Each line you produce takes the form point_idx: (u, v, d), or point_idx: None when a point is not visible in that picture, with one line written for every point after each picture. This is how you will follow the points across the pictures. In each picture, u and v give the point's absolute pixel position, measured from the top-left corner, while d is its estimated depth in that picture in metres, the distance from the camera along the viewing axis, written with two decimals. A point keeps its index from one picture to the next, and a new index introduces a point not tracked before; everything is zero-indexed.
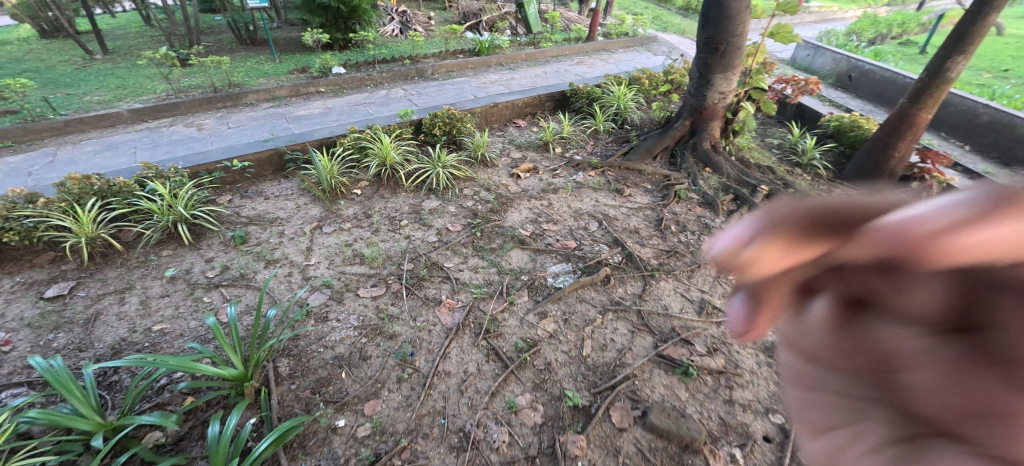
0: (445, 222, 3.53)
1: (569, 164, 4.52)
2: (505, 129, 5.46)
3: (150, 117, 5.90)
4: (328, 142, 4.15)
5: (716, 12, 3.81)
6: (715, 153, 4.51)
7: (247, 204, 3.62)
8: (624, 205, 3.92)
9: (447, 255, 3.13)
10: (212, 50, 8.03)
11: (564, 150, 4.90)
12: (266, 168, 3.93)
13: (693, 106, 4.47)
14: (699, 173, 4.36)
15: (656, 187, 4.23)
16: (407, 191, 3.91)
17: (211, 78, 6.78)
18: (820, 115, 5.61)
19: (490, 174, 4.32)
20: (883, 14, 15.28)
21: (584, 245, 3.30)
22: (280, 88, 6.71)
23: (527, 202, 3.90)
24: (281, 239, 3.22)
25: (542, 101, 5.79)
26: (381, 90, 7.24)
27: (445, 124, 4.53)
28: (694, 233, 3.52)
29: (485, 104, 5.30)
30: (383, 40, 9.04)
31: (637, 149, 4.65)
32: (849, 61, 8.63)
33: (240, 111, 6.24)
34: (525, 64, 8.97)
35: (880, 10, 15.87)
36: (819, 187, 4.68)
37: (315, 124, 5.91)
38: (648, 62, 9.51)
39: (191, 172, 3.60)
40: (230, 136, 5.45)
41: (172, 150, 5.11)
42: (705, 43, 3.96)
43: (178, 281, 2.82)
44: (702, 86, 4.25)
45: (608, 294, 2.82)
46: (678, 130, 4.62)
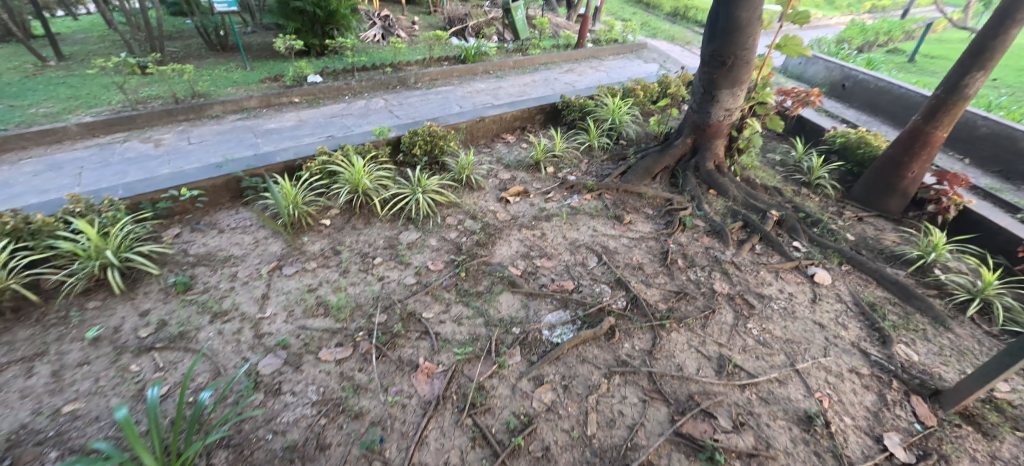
0: (426, 260, 3.12)
1: (563, 186, 4.15)
2: (493, 145, 5.08)
3: (101, 132, 5.39)
4: (294, 165, 3.74)
5: (723, 24, 3.43)
6: (719, 174, 4.16)
7: (197, 239, 3.20)
8: (625, 234, 3.55)
9: (426, 302, 2.73)
10: (178, 57, 7.50)
11: (556, 170, 4.52)
12: (222, 195, 3.53)
13: (695, 122, 4.11)
14: (704, 196, 4.00)
15: (658, 211, 3.87)
16: (383, 220, 3.50)
17: (174, 88, 6.28)
18: (823, 129, 5.30)
19: (476, 199, 3.93)
20: (868, 22, 15.25)
21: (582, 286, 2.92)
22: (249, 99, 6.23)
23: (518, 231, 3.51)
24: (233, 284, 2.80)
25: (532, 114, 5.42)
26: (360, 100, 6.80)
27: (426, 142, 4.13)
28: (703, 268, 3.16)
29: (470, 118, 4.90)
30: (363, 47, 8.59)
31: (635, 169, 4.30)
32: (843, 70, 8.42)
33: (204, 125, 5.77)
34: (513, 72, 8.61)
35: (864, 18, 15.89)
36: (829, 209, 4.36)
37: (287, 139, 5.47)
38: (640, 70, 9.22)
39: (131, 202, 3.15)
40: (190, 154, 4.98)
41: (124, 170, 4.63)
42: (711, 56, 3.59)
43: (104, 343, 2.37)
44: (705, 102, 3.89)
45: (613, 352, 2.43)
46: (679, 149, 4.26)
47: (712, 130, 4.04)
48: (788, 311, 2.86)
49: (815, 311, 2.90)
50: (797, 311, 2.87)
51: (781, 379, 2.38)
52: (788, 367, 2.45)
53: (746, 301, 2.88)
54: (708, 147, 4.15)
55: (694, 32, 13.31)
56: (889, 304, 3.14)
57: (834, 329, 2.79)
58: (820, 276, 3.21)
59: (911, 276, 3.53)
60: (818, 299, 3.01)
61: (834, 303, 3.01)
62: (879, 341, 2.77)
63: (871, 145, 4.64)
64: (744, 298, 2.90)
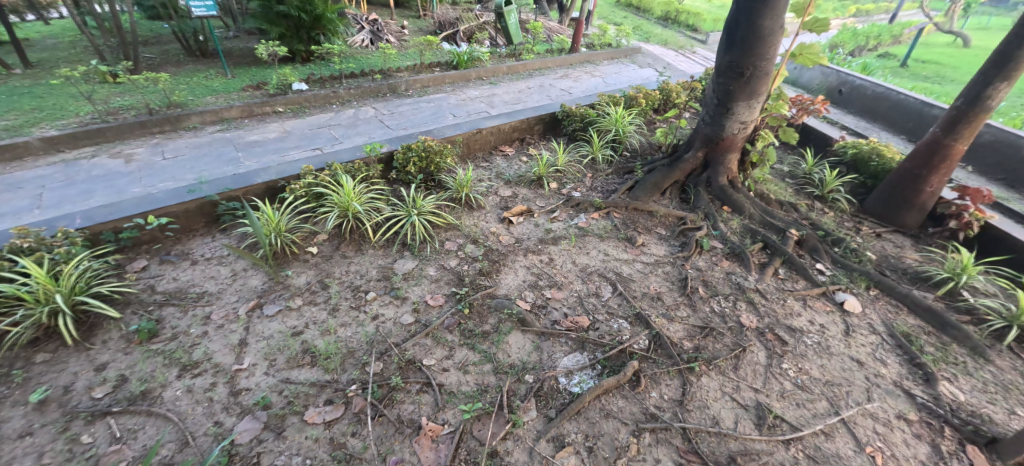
0: (423, 293, 2.84)
1: (568, 203, 3.88)
2: (491, 158, 4.79)
3: (67, 146, 5.03)
4: (276, 185, 3.45)
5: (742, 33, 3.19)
6: (732, 189, 3.91)
7: (166, 272, 2.92)
8: (639, 257, 3.29)
9: (426, 347, 2.44)
10: (154, 65, 7.12)
11: (560, 186, 4.26)
12: (196, 220, 3.25)
13: (706, 135, 3.86)
14: (718, 213, 3.75)
15: (671, 231, 3.61)
16: (376, 247, 3.21)
17: (149, 98, 5.91)
18: (831, 138, 5.02)
19: (477, 220, 3.65)
20: (857, 26, 15.25)
21: (598, 322, 2.65)
22: (229, 109, 5.87)
23: (523, 256, 3.23)
24: (206, 329, 2.53)
25: (531, 124, 5.16)
26: (348, 109, 6.49)
27: (421, 159, 3.84)
28: (727, 297, 2.89)
29: (467, 130, 4.62)
30: (351, 52, 8.26)
31: (643, 184, 4.05)
32: (840, 76, 8.27)
33: (180, 137, 5.42)
34: (507, 78, 8.35)
35: (851, 22, 15.93)
36: (846, 222, 4.10)
37: (270, 152, 5.14)
38: (636, 76, 9.03)
39: (91, 233, 2.86)
40: (164, 171, 4.65)
41: (90, 190, 4.30)
42: (727, 66, 3.34)
43: (51, 408, 2.07)
44: (717, 114, 3.64)
45: (640, 404, 2.17)
46: (689, 162, 4.02)
47: (725, 143, 3.78)
48: (823, 347, 2.60)
49: (849, 345, 2.65)
50: (832, 346, 2.62)
51: (827, 431, 2.13)
52: (833, 417, 2.19)
53: (778, 336, 2.62)
54: (721, 160, 3.89)
55: (686, 36, 13.21)
56: (924, 333, 2.90)
57: (873, 366, 2.54)
58: (850, 304, 2.95)
59: (941, 300, 3.27)
60: (852, 330, 2.76)
61: (869, 335, 2.76)
62: (922, 379, 2.53)
63: (885, 156, 4.32)
64: (776, 333, 2.63)
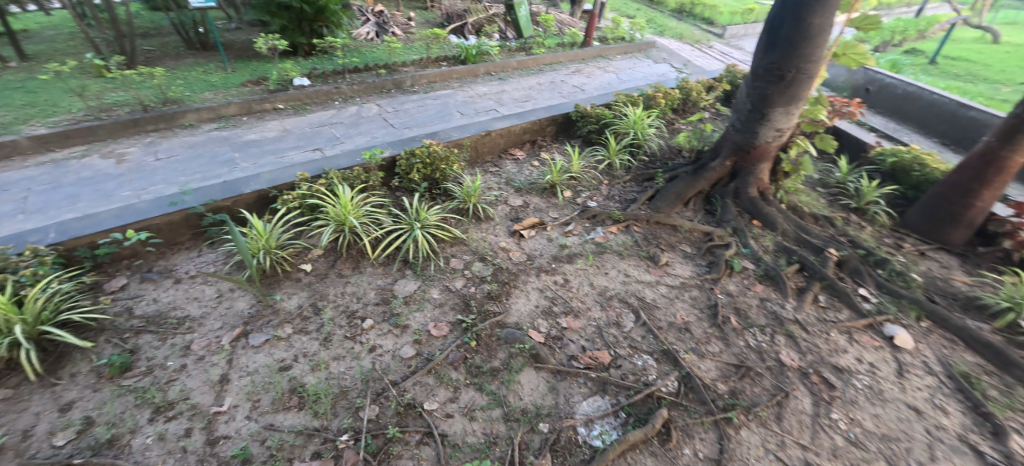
0: (426, 321, 2.58)
1: (584, 214, 3.60)
2: (500, 162, 4.50)
3: (57, 145, 4.83)
4: (267, 195, 3.22)
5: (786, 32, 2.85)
6: (763, 202, 3.59)
7: (146, 293, 2.70)
8: (662, 279, 3.00)
9: (427, 387, 2.19)
10: (153, 59, 6.90)
11: (574, 194, 3.97)
12: (181, 232, 3.02)
13: (736, 142, 3.54)
14: (747, 229, 3.44)
15: (696, 249, 3.31)
16: (375, 265, 2.95)
17: (145, 94, 5.68)
18: (865, 142, 4.59)
19: (485, 233, 3.38)
20: None
21: (620, 358, 2.37)
22: (227, 106, 5.63)
23: (535, 277, 2.96)
24: (184, 361, 2.30)
25: (543, 125, 4.86)
26: (351, 106, 6.24)
27: (425, 166, 3.58)
28: (764, 330, 2.59)
29: (475, 133, 4.34)
30: (355, 45, 7.97)
31: (664, 194, 3.75)
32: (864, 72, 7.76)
33: (175, 136, 5.21)
34: (517, 73, 8.03)
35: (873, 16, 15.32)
36: (887, 238, 3.75)
37: (267, 153, 4.92)
38: (651, 71, 8.67)
39: (64, 249, 2.65)
40: (155, 173, 4.49)
41: (77, 194, 4.11)
42: (765, 69, 3.01)
43: (7, 458, 1.88)
44: (750, 120, 3.31)
45: (671, 463, 1.90)
46: (716, 171, 3.71)
47: (757, 152, 3.45)
48: (876, 391, 2.28)
49: (905, 388, 2.33)
50: (885, 391, 2.29)
51: None
52: None
53: (824, 378, 2.30)
54: (751, 169, 3.57)
55: (701, 29, 12.76)
56: (984, 374, 2.51)
57: (933, 416, 2.21)
58: (902, 338, 2.62)
59: (999, 332, 2.89)
60: (906, 370, 2.44)
61: (924, 376, 2.42)
62: (990, 432, 2.19)
63: (929, 166, 3.93)
64: (821, 374, 2.32)
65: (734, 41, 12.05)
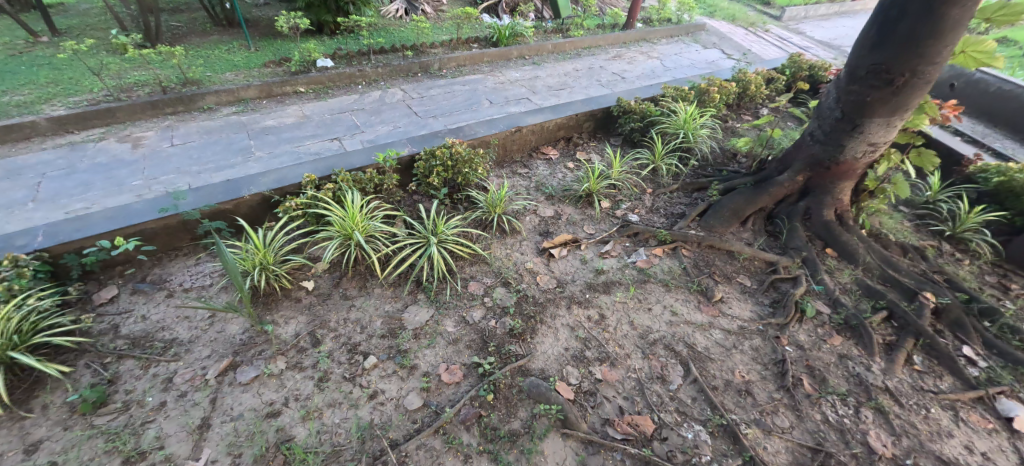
0: (439, 360, 2.23)
1: (624, 232, 3.16)
2: (530, 162, 4.06)
3: (76, 127, 4.68)
4: (264, 197, 2.92)
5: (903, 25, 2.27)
6: (838, 226, 3.07)
7: (136, 308, 2.44)
8: (717, 321, 2.54)
9: (436, 453, 1.86)
10: (180, 37, 6.73)
11: (613, 204, 3.51)
12: (178, 237, 2.76)
13: (813, 155, 3.01)
14: (819, 260, 2.95)
15: (757, 282, 2.83)
16: (384, 285, 2.61)
17: (167, 74, 5.50)
18: (961, 155, 3.90)
19: (510, 249, 2.99)
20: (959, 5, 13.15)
21: (665, 428, 1.99)
22: (247, 88, 5.41)
23: (565, 310, 2.56)
24: (165, 398, 2.01)
25: (580, 121, 4.38)
26: (374, 91, 5.92)
27: (446, 168, 3.20)
28: (844, 400, 2.15)
29: (504, 128, 3.90)
30: (383, 24, 7.60)
31: (719, 210, 3.29)
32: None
33: (193, 120, 5.02)
34: (552, 57, 7.48)
35: None
36: (987, 277, 3.15)
37: (283, 141, 4.71)
38: (699, 58, 7.92)
39: (50, 256, 2.40)
40: (168, 161, 4.31)
41: (90, 182, 3.95)
42: (867, 70, 2.44)
43: None
44: (837, 130, 2.76)
45: None
46: (783, 187, 3.22)
47: (840, 168, 2.90)
48: None
49: None
50: None
51: None
52: None
53: None
54: (829, 187, 3.04)
55: (756, 10, 11.70)
56: None
57: None
58: (1021, 421, 2.14)
59: None
60: None
61: None
62: None
63: None
64: None
65: (792, 25, 10.98)
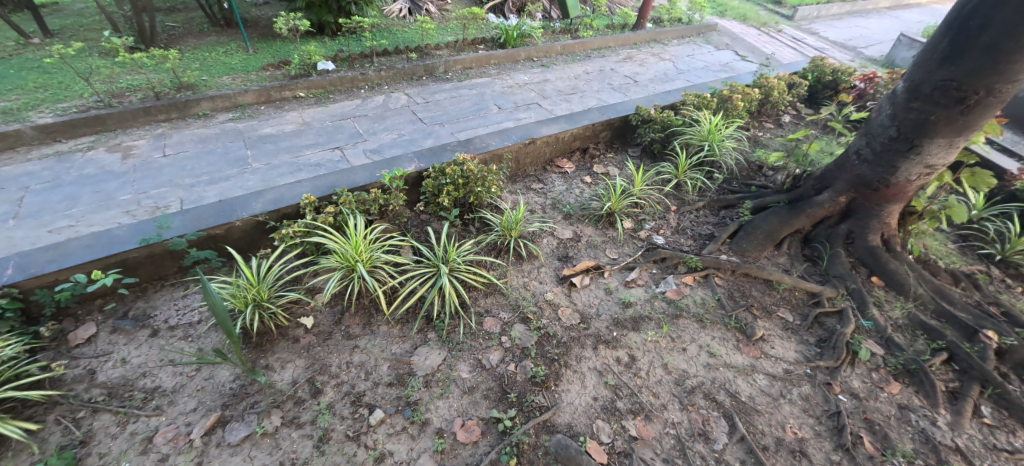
0: (454, 412, 1.99)
1: (650, 257, 2.92)
2: (545, 175, 3.82)
3: (64, 135, 4.43)
4: (257, 222, 2.68)
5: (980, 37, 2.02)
6: (885, 251, 2.83)
7: (116, 349, 2.20)
8: (759, 363, 2.30)
9: None
10: (175, 38, 6.49)
11: (636, 224, 3.26)
12: (165, 265, 2.52)
13: (859, 175, 2.75)
14: (866, 292, 2.70)
15: (799, 317, 2.58)
16: (391, 322, 2.37)
17: (161, 78, 5.25)
18: (1007, 170, 3.63)
19: (528, 276, 2.74)
20: None
21: None
22: (244, 93, 5.17)
23: (591, 351, 2.31)
24: (144, 463, 1.78)
25: (597, 131, 4.13)
26: (378, 95, 5.68)
27: (457, 187, 2.95)
28: (911, 463, 1.91)
29: (518, 140, 3.66)
30: (386, 24, 7.36)
31: (752, 232, 3.05)
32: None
33: (187, 128, 4.77)
34: (561, 59, 7.22)
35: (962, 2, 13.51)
36: None
37: (282, 150, 4.46)
38: (712, 59, 7.65)
39: (20, 291, 2.16)
40: (161, 172, 4.06)
41: (77, 197, 3.70)
42: (934, 87, 2.19)
43: None
44: (890, 150, 2.50)
45: None
46: (822, 208, 2.97)
47: (891, 190, 2.64)
48: None
49: None
50: None
51: None
52: None
53: None
54: (875, 210, 2.78)
55: (767, 9, 11.41)
56: None
57: None
58: None
59: None
60: None
61: None
62: None
63: None
64: None
65: (805, 25, 10.67)
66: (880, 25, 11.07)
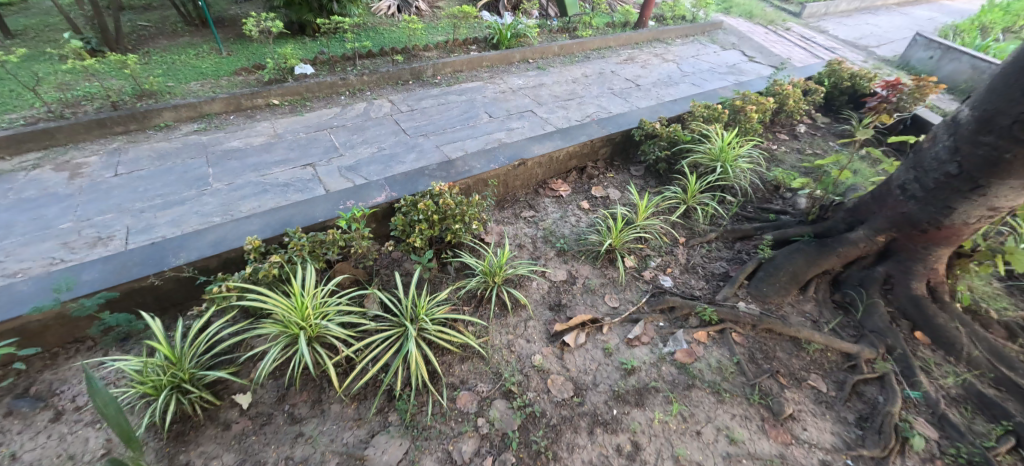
0: None
1: (656, 305, 2.52)
2: (536, 200, 3.39)
3: (6, 151, 4.00)
4: (186, 277, 2.28)
5: None
6: (930, 301, 2.42)
7: (5, 441, 1.80)
8: (790, 452, 1.90)
9: None
10: (146, 39, 6.07)
11: (639, 262, 2.85)
12: (79, 328, 2.13)
13: (903, 213, 2.34)
14: (910, 352, 2.29)
15: (833, 386, 2.18)
16: (344, 402, 1.97)
17: (122, 85, 4.82)
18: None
19: (513, 333, 2.33)
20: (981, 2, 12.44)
21: None
22: (211, 102, 4.73)
23: (585, 437, 1.91)
24: None
25: (595, 148, 3.71)
26: (359, 103, 5.25)
27: (431, 224, 2.52)
28: None
29: (506, 162, 3.24)
30: (372, 23, 6.92)
31: (773, 272, 2.64)
32: (944, 54, 6.39)
33: (146, 141, 4.35)
34: (559, 60, 6.78)
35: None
36: None
37: (247, 168, 4.03)
38: (719, 61, 7.21)
39: None
40: (110, 195, 3.65)
41: (10, 225, 3.29)
42: (1014, 120, 1.78)
43: None
44: (946, 188, 2.09)
45: None
46: (856, 246, 2.55)
47: (942, 233, 2.22)
48: None
49: None
50: None
51: None
52: None
53: None
54: (920, 253, 2.37)
55: (773, 6, 10.92)
56: None
57: None
58: None
59: None
60: None
61: None
62: None
63: None
64: None
65: (813, 22, 10.18)
66: (891, 22, 10.57)
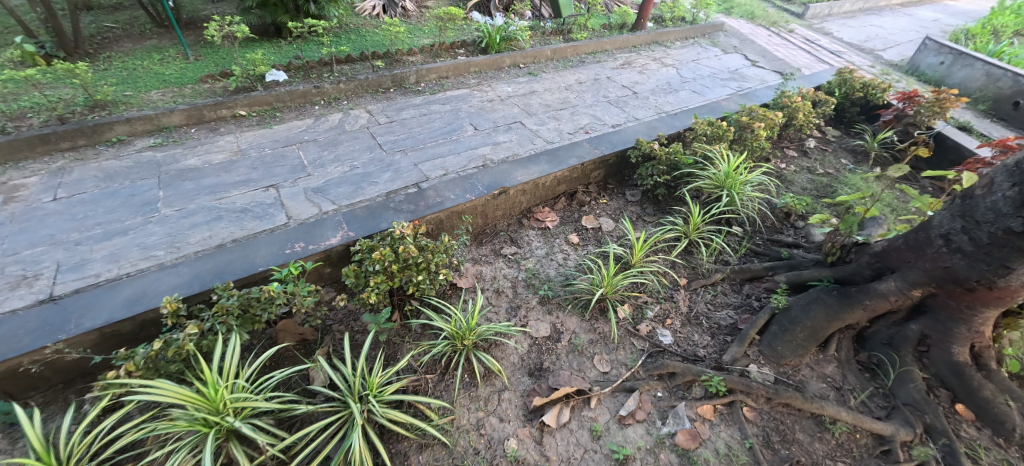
0: None
1: (654, 368, 2.16)
2: (519, 232, 3.02)
3: None
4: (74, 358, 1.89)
5: None
6: (974, 369, 2.07)
7: None
8: None
9: None
10: (108, 42, 5.64)
11: (635, 311, 2.48)
12: None
13: (945, 267, 1.96)
14: (953, 433, 1.95)
15: None
16: None
17: (74, 95, 4.40)
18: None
19: (484, 408, 1.98)
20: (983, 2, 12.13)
21: None
22: (169, 114, 4.32)
23: None
24: None
25: (586, 171, 3.34)
26: (334, 113, 4.86)
27: (389, 277, 2.14)
28: None
29: (484, 192, 2.86)
30: (354, 24, 6.52)
31: (789, 328, 2.27)
32: (956, 60, 6.00)
33: (94, 159, 3.93)
34: (551, 65, 6.40)
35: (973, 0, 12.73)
36: None
37: (202, 191, 3.62)
38: (720, 65, 6.83)
39: None
40: (45, 223, 3.24)
41: None
42: None
43: None
44: (1005, 246, 1.73)
45: None
46: (886, 300, 2.17)
47: (993, 293, 1.85)
48: None
49: None
50: None
51: None
52: None
53: None
54: (964, 314, 2.00)
55: (775, 7, 10.54)
56: None
57: None
58: None
59: None
60: None
61: None
62: None
63: None
64: None
65: (817, 23, 9.81)
66: (895, 24, 10.21)
